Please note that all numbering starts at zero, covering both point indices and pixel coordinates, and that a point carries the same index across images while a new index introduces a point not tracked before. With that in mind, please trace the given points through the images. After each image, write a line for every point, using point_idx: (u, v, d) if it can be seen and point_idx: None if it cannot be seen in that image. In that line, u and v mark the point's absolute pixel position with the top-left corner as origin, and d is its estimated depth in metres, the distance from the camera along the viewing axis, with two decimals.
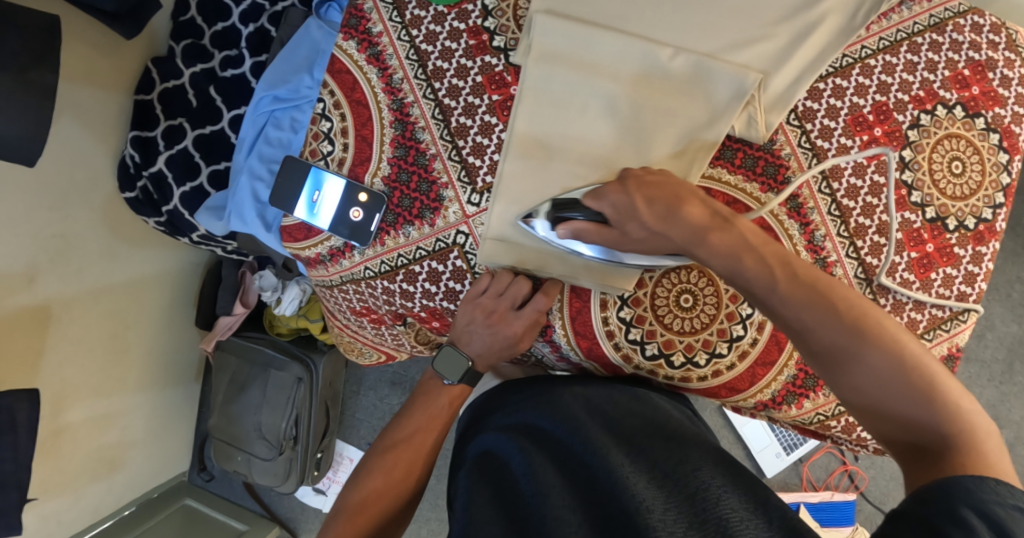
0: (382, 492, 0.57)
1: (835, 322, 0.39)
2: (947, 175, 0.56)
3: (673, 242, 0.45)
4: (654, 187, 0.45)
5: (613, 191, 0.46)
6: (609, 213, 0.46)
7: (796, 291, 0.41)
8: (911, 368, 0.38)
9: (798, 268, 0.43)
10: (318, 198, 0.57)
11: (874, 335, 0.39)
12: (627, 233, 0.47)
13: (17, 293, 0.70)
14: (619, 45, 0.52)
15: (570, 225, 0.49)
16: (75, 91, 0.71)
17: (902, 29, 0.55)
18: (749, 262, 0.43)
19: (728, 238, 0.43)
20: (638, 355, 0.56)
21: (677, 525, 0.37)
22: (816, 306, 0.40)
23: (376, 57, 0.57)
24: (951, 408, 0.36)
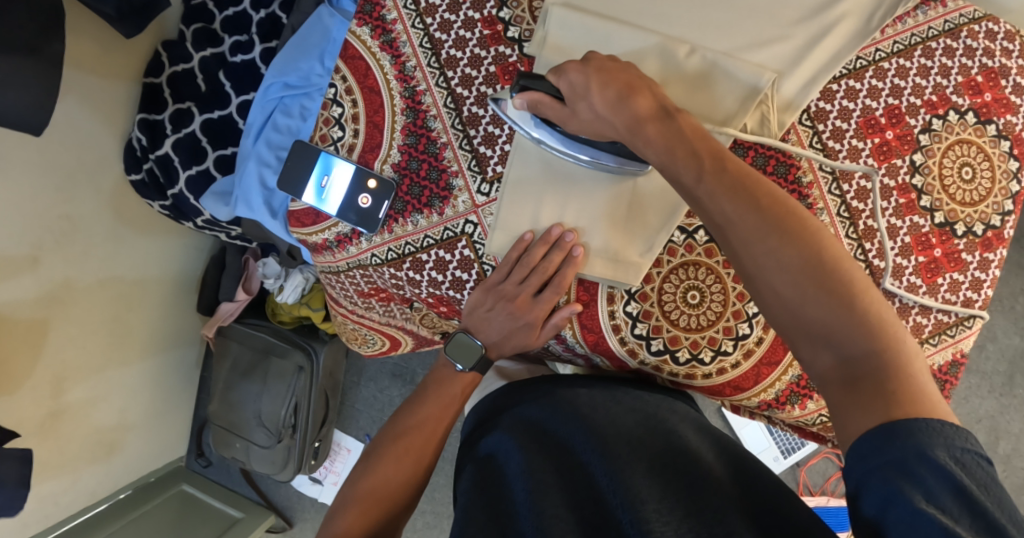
0: (386, 480, 0.57)
1: (758, 218, 0.38)
2: (956, 181, 0.56)
3: (617, 130, 0.43)
4: (611, 71, 0.43)
5: (573, 68, 0.43)
6: (564, 90, 0.44)
7: (724, 185, 0.39)
8: (824, 265, 0.37)
9: (728, 162, 0.40)
10: (327, 183, 0.57)
11: (794, 234, 0.38)
12: (575, 113, 0.45)
13: (22, 273, 0.69)
14: (635, 42, 0.52)
15: (528, 95, 0.46)
16: (84, 72, 0.71)
17: (917, 33, 0.55)
18: (681, 156, 0.41)
19: (666, 129, 0.41)
20: (643, 350, 0.55)
21: (672, 515, 0.38)
22: (738, 199, 0.39)
23: (389, 45, 0.56)
24: (862, 312, 0.35)
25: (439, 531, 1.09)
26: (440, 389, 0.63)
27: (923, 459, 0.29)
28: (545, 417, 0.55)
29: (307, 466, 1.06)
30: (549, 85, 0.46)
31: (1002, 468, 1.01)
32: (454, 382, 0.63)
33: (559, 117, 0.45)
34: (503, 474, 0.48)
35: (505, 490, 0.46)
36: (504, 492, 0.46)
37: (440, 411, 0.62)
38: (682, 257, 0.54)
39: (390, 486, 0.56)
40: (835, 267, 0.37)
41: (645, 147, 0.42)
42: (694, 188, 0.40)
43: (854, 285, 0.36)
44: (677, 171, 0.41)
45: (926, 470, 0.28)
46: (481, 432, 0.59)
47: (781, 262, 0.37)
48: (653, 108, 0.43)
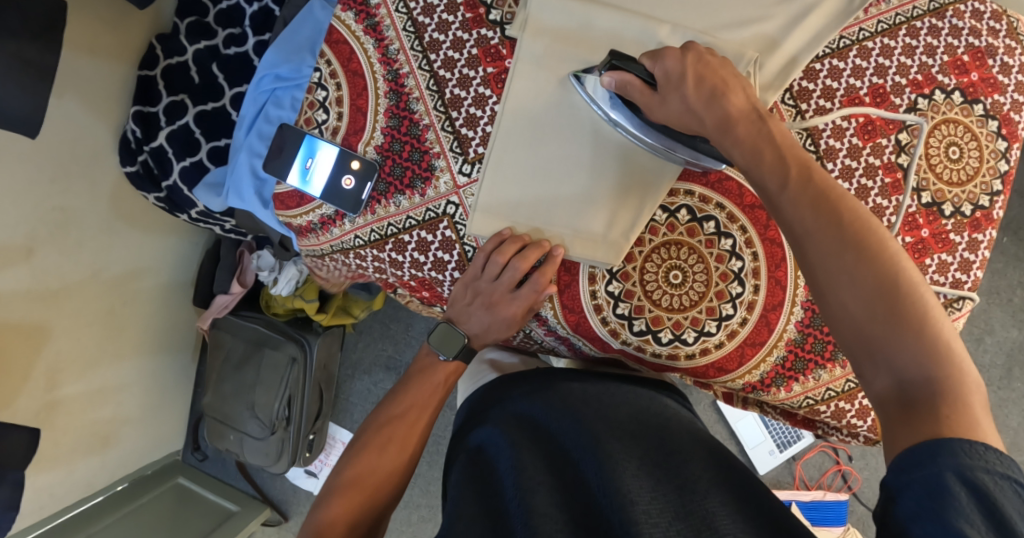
0: (371, 465, 0.57)
1: (838, 234, 0.35)
2: (943, 161, 0.55)
3: (704, 125, 0.42)
4: (710, 64, 0.42)
5: (671, 55, 0.43)
6: (658, 76, 0.44)
7: (808, 195, 0.37)
8: (906, 293, 0.33)
9: (816, 175, 0.38)
10: (311, 165, 0.57)
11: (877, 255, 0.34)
12: (665, 104, 0.44)
13: (17, 262, 0.70)
14: (615, 23, 0.52)
15: (616, 76, 0.46)
16: (81, 64, 0.72)
17: (901, 13, 0.55)
18: (769, 155, 0.39)
19: (754, 131, 0.40)
20: (625, 331, 0.55)
21: (661, 518, 0.37)
22: (822, 210, 0.36)
23: (373, 28, 0.57)
24: (932, 344, 0.32)
25: (432, 525, 1.09)
26: (427, 374, 0.63)
27: (960, 473, 0.28)
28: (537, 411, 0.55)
29: (300, 459, 1.06)
30: (641, 68, 0.45)
31: None
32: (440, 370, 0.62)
33: (646, 103, 0.45)
34: (494, 469, 0.48)
35: (497, 482, 0.46)
36: (493, 492, 0.45)
37: (425, 395, 0.62)
38: (664, 237, 0.54)
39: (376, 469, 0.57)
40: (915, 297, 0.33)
41: (737, 149, 0.40)
42: (776, 194, 0.38)
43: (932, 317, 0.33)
44: (759, 177, 0.38)
45: (959, 486, 0.27)
46: (472, 424, 0.59)
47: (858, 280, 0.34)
48: (745, 110, 0.41)
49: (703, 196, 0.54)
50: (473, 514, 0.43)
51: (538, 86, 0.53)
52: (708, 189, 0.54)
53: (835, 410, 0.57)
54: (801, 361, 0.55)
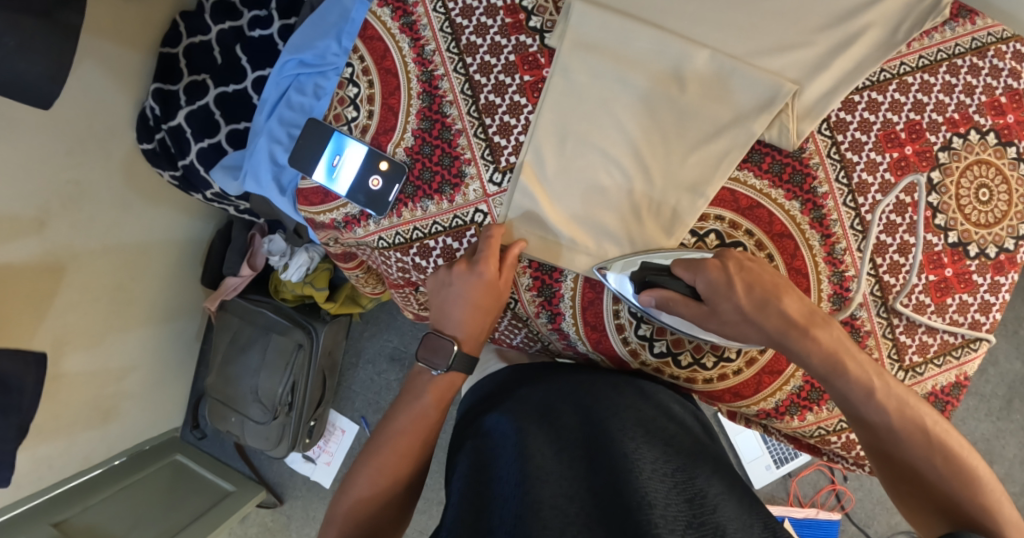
0: (367, 476, 0.50)
1: (915, 434, 0.42)
2: (973, 202, 0.55)
3: (765, 331, 0.46)
4: (753, 271, 0.47)
5: (712, 268, 0.47)
6: (702, 289, 0.48)
7: (891, 403, 0.43)
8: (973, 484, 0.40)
9: (891, 380, 0.44)
10: (339, 163, 0.57)
11: (954, 460, 0.41)
12: (718, 312, 0.47)
13: (28, 236, 0.69)
14: (654, 41, 0.51)
15: (657, 294, 0.50)
16: (102, 35, 0.71)
17: (943, 49, 0.54)
18: (849, 365, 0.44)
19: (829, 337, 0.44)
20: (646, 351, 0.57)
21: (677, 523, 0.34)
22: (903, 414, 0.43)
23: (409, 27, 0.56)
24: (989, 506, 0.39)
25: (427, 517, 1.09)
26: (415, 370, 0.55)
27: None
28: (549, 402, 0.54)
29: (300, 444, 1.06)
30: (680, 282, 0.50)
31: None
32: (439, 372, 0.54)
33: (696, 315, 0.48)
34: (498, 457, 0.47)
35: (498, 473, 0.45)
36: (495, 480, 0.44)
37: (425, 400, 0.53)
38: None
39: (373, 481, 0.50)
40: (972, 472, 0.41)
41: (807, 349, 0.44)
42: (861, 403, 0.43)
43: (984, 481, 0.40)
44: (844, 384, 0.44)
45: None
46: (481, 411, 0.59)
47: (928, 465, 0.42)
48: (806, 312, 0.46)
49: (732, 222, 0.54)
50: (471, 510, 0.41)
51: (567, 105, 0.53)
52: (739, 215, 0.54)
53: (845, 441, 0.57)
54: (818, 391, 0.55)
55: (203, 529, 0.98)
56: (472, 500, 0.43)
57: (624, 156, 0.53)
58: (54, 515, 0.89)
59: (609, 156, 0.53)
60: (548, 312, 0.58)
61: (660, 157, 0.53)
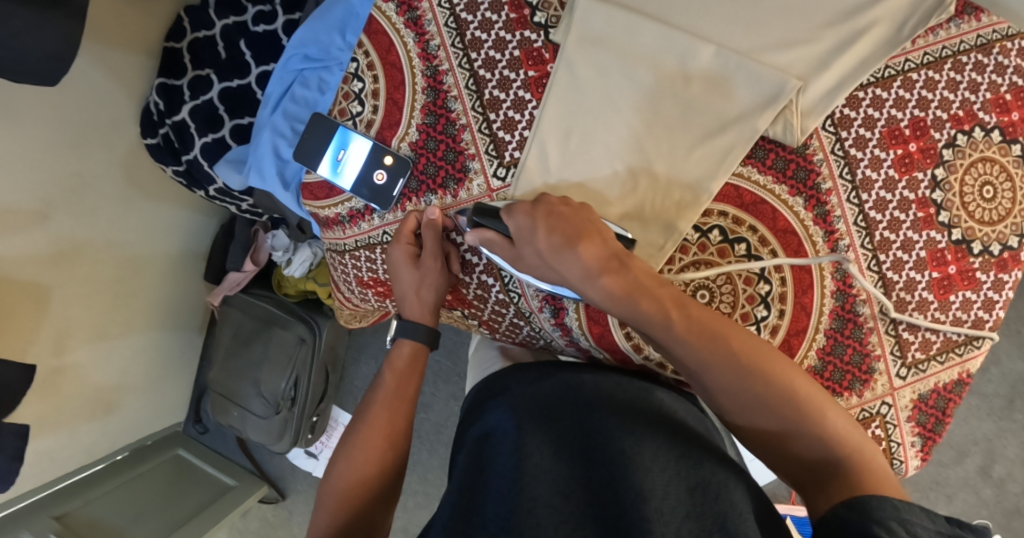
0: (356, 455, 0.51)
1: (732, 370, 0.44)
2: (977, 199, 0.55)
3: (563, 276, 0.48)
4: (561, 217, 0.48)
5: (521, 211, 0.49)
6: (512, 230, 0.49)
7: (692, 331, 0.45)
8: (789, 396, 0.43)
9: (691, 310, 0.46)
10: (343, 158, 0.57)
11: (766, 378, 0.44)
12: (522, 256, 0.50)
13: (31, 229, 0.69)
14: (661, 37, 0.51)
15: (479, 234, 0.51)
16: (105, 30, 0.71)
17: (948, 46, 0.54)
18: (646, 304, 0.46)
19: (621, 280, 0.46)
20: (648, 346, 0.57)
21: (677, 527, 0.37)
22: (706, 341, 0.45)
23: (414, 22, 0.56)
24: (806, 413, 0.43)
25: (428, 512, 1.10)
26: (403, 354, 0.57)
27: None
28: (545, 394, 0.55)
29: (302, 440, 1.07)
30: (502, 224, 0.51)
31: (994, 492, 1.01)
32: (394, 348, 0.58)
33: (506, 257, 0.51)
34: (494, 456, 0.47)
35: (495, 472, 0.45)
36: (490, 481, 0.44)
37: (398, 378, 0.56)
38: (695, 256, 0.54)
39: (365, 459, 0.51)
40: (814, 415, 0.43)
41: (604, 295, 0.47)
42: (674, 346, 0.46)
43: (801, 394, 0.43)
44: (650, 326, 0.46)
45: None
46: (483, 408, 0.59)
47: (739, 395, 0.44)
48: (605, 256, 0.47)
49: (736, 218, 0.54)
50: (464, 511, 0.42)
51: (571, 102, 0.53)
52: (743, 211, 0.54)
53: None
54: (839, 372, 0.55)
55: (205, 523, 0.99)
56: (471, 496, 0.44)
57: (630, 151, 0.53)
58: (55, 508, 0.90)
59: (613, 153, 0.53)
60: (551, 306, 0.58)
61: (664, 153, 0.53)
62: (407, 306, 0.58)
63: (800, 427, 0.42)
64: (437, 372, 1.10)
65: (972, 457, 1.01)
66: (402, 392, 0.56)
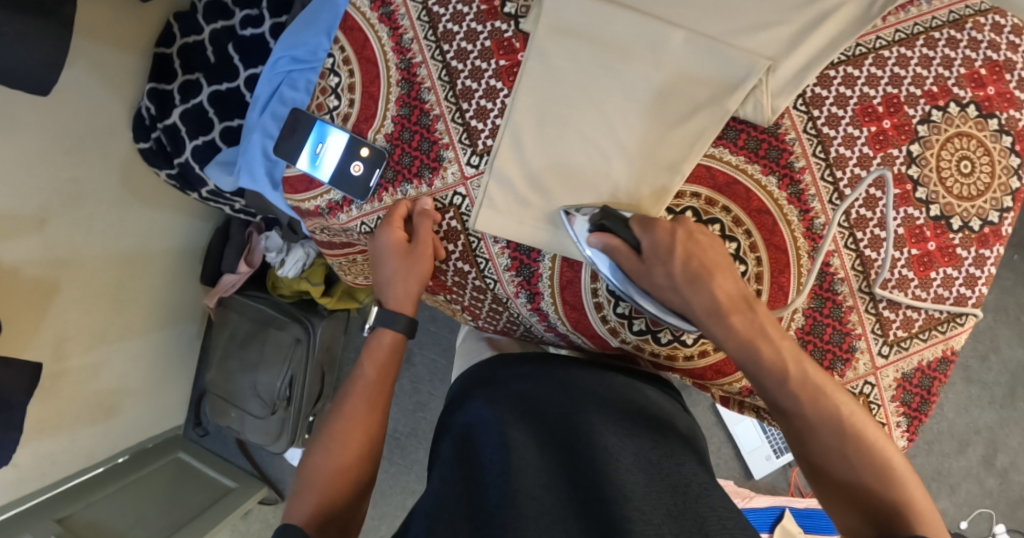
0: (341, 446, 0.51)
1: (842, 430, 0.43)
2: (955, 175, 0.55)
3: (686, 304, 0.46)
4: (700, 244, 0.46)
5: (662, 229, 0.46)
6: (645, 245, 0.47)
7: (807, 387, 0.44)
8: (888, 468, 0.42)
9: (809, 367, 0.45)
10: (321, 151, 0.58)
11: (872, 449, 0.42)
12: (650, 273, 0.46)
13: (28, 235, 0.71)
14: (630, 23, 0.51)
15: (604, 239, 0.48)
16: (97, 38, 0.73)
17: (919, 23, 0.54)
18: (763, 349, 0.44)
19: (747, 323, 0.44)
20: (625, 329, 0.57)
21: (655, 515, 0.35)
22: (819, 406, 0.43)
23: (388, 17, 0.57)
24: (903, 490, 0.41)
25: None
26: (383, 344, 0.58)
27: None
28: (531, 394, 0.55)
29: (299, 439, 1.08)
30: (630, 234, 0.48)
31: (998, 482, 0.99)
32: (373, 336, 0.59)
33: (630, 270, 0.47)
34: (479, 446, 0.47)
35: (483, 461, 0.45)
36: (475, 471, 0.44)
37: (379, 368, 0.57)
38: None
39: (349, 450, 0.51)
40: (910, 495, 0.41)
41: (722, 333, 0.45)
42: (781, 394, 0.44)
43: (898, 470, 0.42)
44: (757, 370, 0.45)
45: None
46: (469, 396, 0.59)
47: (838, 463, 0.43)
48: (736, 295, 0.46)
49: (709, 198, 0.54)
50: (452, 500, 0.41)
51: (544, 91, 0.54)
52: (716, 192, 0.54)
53: None
54: (818, 352, 0.55)
55: (205, 524, 1.00)
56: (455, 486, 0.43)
57: (604, 139, 0.54)
58: (58, 511, 0.91)
59: (588, 141, 0.54)
60: (527, 291, 0.58)
61: (639, 139, 0.53)
62: (387, 294, 0.58)
63: (897, 503, 0.40)
64: (432, 370, 1.10)
65: (974, 446, 0.99)
66: (383, 380, 0.56)
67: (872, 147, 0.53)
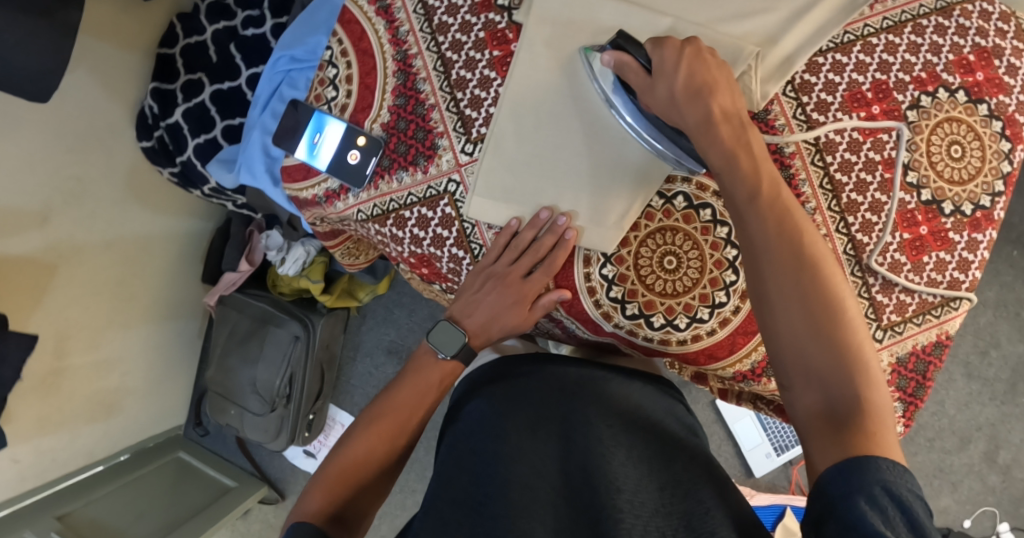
0: (356, 443, 0.54)
1: (803, 267, 0.39)
2: (945, 159, 0.55)
3: (684, 121, 0.45)
4: (707, 63, 0.45)
5: (671, 47, 0.45)
6: (654, 58, 0.45)
7: (773, 212, 0.41)
8: (839, 320, 0.38)
9: (784, 195, 0.42)
10: (319, 140, 0.59)
11: (830, 294, 0.39)
12: (654, 89, 0.45)
13: (31, 230, 0.72)
14: (619, 14, 0.53)
15: (615, 61, 0.47)
16: (102, 38, 0.75)
17: (907, 10, 0.55)
18: (743, 159, 0.43)
19: (732, 133, 0.43)
20: (618, 314, 0.57)
21: (644, 508, 0.38)
22: (783, 231, 0.40)
23: (384, 10, 0.58)
24: (847, 342, 0.37)
25: None
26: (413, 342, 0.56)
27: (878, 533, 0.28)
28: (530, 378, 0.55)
29: (299, 437, 1.08)
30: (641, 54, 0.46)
31: (1001, 479, 0.98)
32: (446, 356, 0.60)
33: (637, 84, 0.46)
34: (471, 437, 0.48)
35: (476, 451, 0.46)
36: (468, 462, 0.45)
37: None
38: (659, 222, 0.55)
39: (364, 447, 0.54)
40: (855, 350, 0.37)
41: (705, 141, 0.44)
42: (744, 204, 0.42)
43: (851, 324, 0.38)
44: (731, 182, 0.43)
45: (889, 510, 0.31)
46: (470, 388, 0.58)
47: (799, 331, 0.38)
48: (726, 111, 0.44)
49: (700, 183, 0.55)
50: (446, 492, 0.43)
51: (538, 79, 0.54)
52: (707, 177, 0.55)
53: None
54: None
55: (204, 523, 1.00)
56: (452, 477, 0.45)
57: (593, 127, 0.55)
58: (58, 508, 0.91)
59: (578, 129, 0.55)
60: None
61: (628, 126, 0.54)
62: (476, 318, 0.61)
63: (834, 352, 0.37)
64: None
65: (976, 443, 0.99)
66: None
67: (862, 132, 0.54)
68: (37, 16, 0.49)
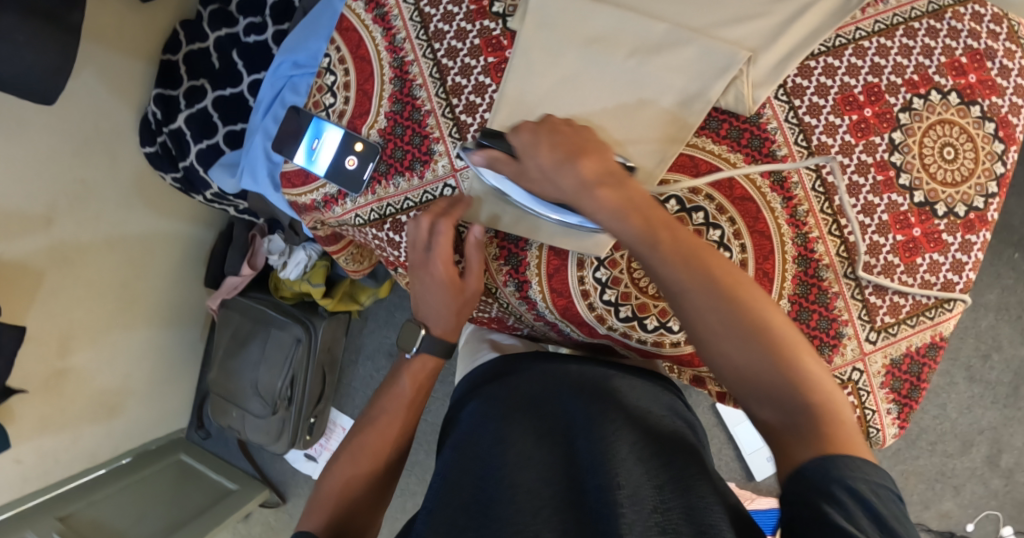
0: (353, 462, 0.56)
1: (718, 299, 0.40)
2: (937, 161, 0.55)
3: (565, 192, 0.48)
4: (563, 135, 0.48)
5: (525, 130, 0.49)
6: (515, 144, 0.49)
7: (677, 253, 0.42)
8: (762, 329, 0.39)
9: (677, 232, 0.43)
10: (318, 146, 0.60)
11: (747, 313, 0.39)
12: (525, 172, 0.49)
13: (35, 232, 0.73)
14: (612, 19, 0.53)
15: (484, 153, 0.51)
16: (106, 45, 0.76)
17: (898, 14, 0.55)
18: (635, 220, 0.44)
19: (617, 193, 0.45)
20: (612, 316, 0.58)
21: (648, 502, 0.37)
22: (689, 266, 0.41)
23: (381, 18, 0.59)
24: (777, 350, 0.38)
25: None
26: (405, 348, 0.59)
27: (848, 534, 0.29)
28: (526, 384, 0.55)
29: (300, 441, 1.09)
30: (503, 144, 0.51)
31: (1004, 482, 0.98)
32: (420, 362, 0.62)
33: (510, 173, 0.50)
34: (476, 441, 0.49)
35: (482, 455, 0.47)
36: (472, 466, 0.46)
37: None
38: None
39: (362, 465, 0.56)
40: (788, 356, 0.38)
41: (598, 205, 0.45)
42: (650, 258, 0.42)
43: (774, 330, 0.39)
44: (630, 235, 0.44)
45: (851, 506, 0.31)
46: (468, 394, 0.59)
47: (739, 367, 0.39)
48: (601, 171, 0.47)
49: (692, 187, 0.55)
50: (449, 492, 0.43)
51: (532, 84, 0.55)
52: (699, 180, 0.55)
53: None
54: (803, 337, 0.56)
55: (205, 525, 1.01)
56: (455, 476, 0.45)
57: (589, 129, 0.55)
58: (60, 509, 0.92)
59: None
60: (515, 280, 0.60)
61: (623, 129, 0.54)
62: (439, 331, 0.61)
63: (770, 367, 0.38)
64: None
65: (978, 447, 0.98)
66: None
67: (854, 135, 0.54)
68: (42, 24, 0.50)
